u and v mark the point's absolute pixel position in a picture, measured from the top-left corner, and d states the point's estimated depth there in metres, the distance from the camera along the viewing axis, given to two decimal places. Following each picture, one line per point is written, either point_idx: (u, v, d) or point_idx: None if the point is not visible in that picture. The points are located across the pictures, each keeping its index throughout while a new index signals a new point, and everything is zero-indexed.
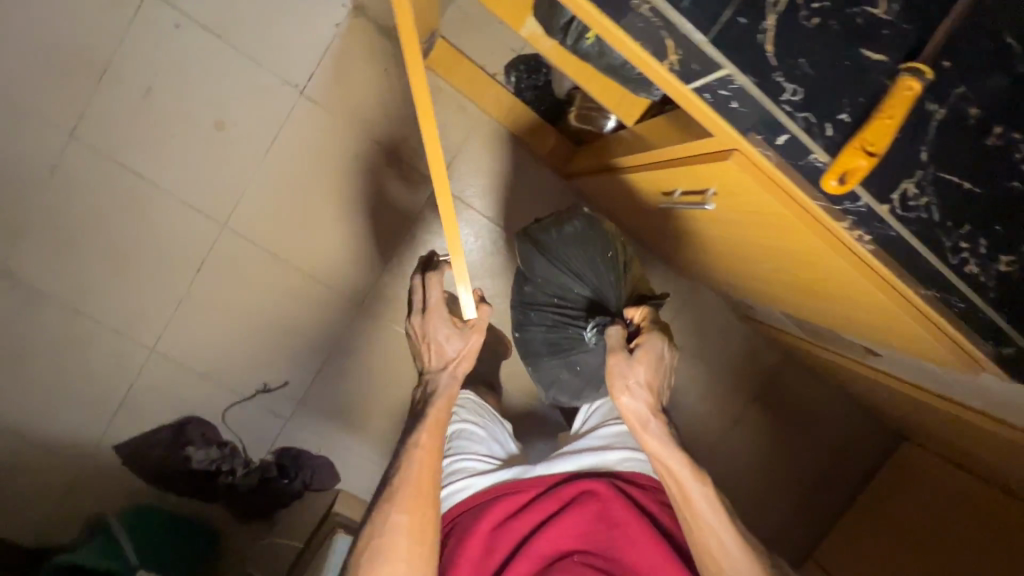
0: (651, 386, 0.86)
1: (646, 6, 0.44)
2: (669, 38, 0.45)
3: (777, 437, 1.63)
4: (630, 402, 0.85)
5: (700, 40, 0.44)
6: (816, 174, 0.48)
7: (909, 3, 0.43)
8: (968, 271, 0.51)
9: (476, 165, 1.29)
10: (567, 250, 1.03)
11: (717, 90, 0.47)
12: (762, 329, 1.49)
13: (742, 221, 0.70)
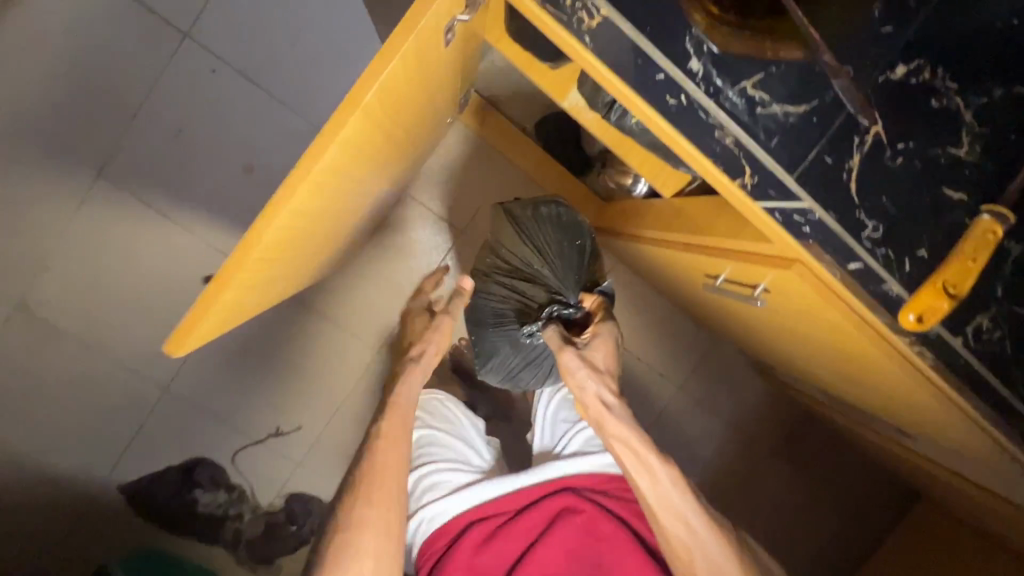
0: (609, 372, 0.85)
1: (727, 138, 0.50)
2: (747, 164, 0.50)
3: (792, 496, 1.59)
4: (592, 387, 0.82)
5: (785, 175, 0.49)
6: (890, 304, 0.49)
7: (989, 147, 0.49)
8: None
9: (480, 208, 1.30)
10: (542, 231, 1.02)
11: (791, 214, 0.50)
12: (780, 388, 1.47)
13: (794, 317, 0.69)
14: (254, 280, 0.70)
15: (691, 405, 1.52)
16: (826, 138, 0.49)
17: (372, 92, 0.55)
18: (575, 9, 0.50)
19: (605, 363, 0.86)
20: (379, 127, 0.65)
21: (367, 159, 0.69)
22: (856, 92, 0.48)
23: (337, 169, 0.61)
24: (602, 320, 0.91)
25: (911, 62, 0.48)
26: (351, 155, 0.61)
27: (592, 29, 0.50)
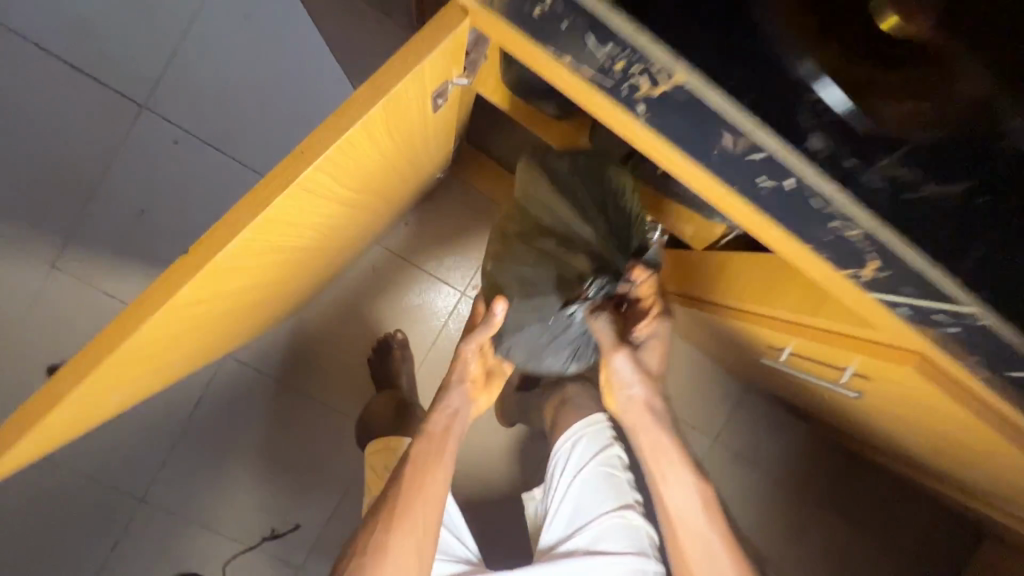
0: (655, 377, 0.74)
1: (857, 232, 0.37)
2: (875, 258, 0.39)
3: (853, 549, 1.43)
4: (634, 394, 0.72)
5: (950, 279, 0.37)
6: None
7: None
8: None
9: (472, 245, 1.17)
10: (575, 185, 0.75)
11: (935, 315, 0.41)
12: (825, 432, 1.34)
13: (894, 406, 0.59)
14: (147, 360, 0.57)
15: (728, 456, 1.38)
16: (992, 223, 0.36)
17: (304, 171, 0.41)
18: (627, 74, 0.36)
19: (651, 365, 0.74)
20: (332, 204, 0.52)
21: (310, 237, 0.57)
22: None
23: (254, 256, 0.49)
24: (655, 308, 0.75)
25: None
26: (282, 237, 0.50)
27: (653, 98, 0.37)
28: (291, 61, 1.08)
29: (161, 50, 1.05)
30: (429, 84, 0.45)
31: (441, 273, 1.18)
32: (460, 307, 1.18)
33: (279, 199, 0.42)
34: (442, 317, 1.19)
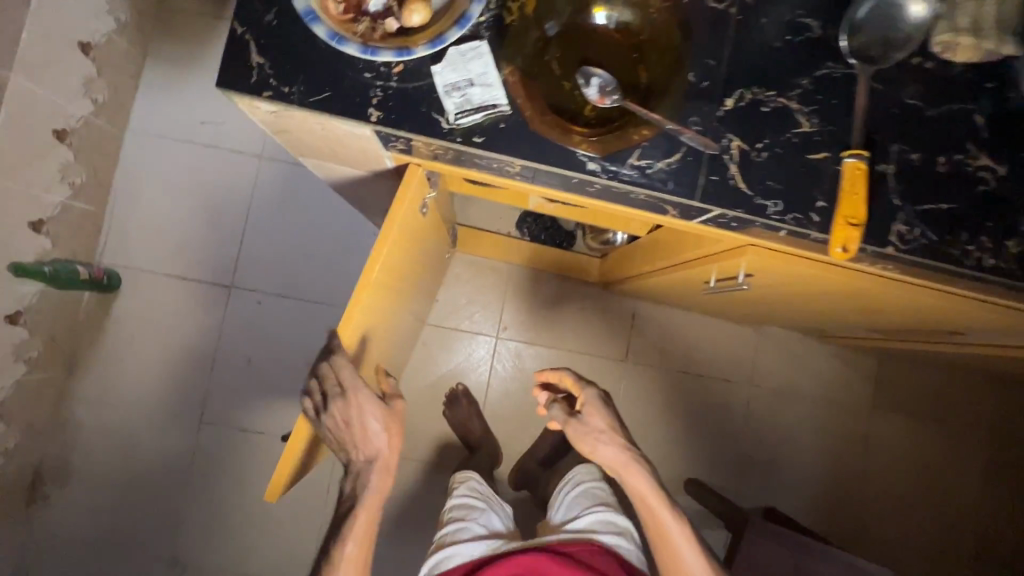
0: (613, 430, 0.90)
1: (642, 196, 0.57)
2: (674, 210, 0.59)
3: (922, 437, 1.53)
4: (604, 450, 0.87)
5: (700, 203, 0.57)
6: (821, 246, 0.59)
7: (907, 87, 0.58)
8: (989, 264, 0.59)
9: (482, 292, 1.48)
10: None
11: (722, 220, 0.60)
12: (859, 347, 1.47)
13: (770, 286, 0.83)
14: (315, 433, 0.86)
15: (781, 396, 1.53)
16: (727, 171, 0.57)
17: (375, 275, 0.70)
18: (490, 164, 0.58)
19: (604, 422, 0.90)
20: (389, 292, 0.82)
21: (390, 318, 0.90)
22: (721, 128, 0.57)
23: (360, 342, 0.77)
24: (583, 388, 0.94)
25: (731, 93, 0.57)
26: (371, 323, 0.79)
27: (508, 170, 0.58)
28: (320, 218, 1.47)
29: (233, 245, 1.46)
30: (412, 210, 0.73)
31: (473, 327, 1.48)
32: (490, 342, 1.48)
33: (368, 296, 0.70)
34: (480, 355, 1.47)
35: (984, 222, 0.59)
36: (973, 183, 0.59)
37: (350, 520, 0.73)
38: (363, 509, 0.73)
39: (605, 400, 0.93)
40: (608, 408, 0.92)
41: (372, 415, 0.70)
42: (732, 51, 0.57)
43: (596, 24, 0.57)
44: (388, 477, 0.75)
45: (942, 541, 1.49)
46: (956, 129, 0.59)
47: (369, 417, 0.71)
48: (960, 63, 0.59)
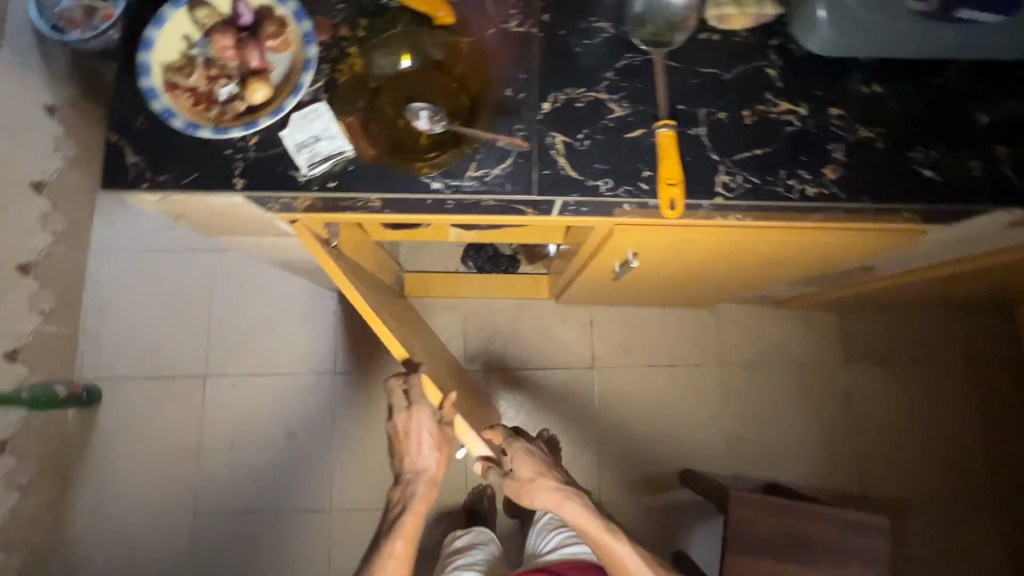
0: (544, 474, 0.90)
1: (490, 201, 0.64)
2: (525, 208, 0.66)
3: (900, 381, 1.54)
4: (540, 497, 0.88)
5: (541, 196, 0.63)
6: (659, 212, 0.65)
7: (700, 60, 0.66)
8: (812, 192, 0.65)
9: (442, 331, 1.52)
10: None
11: (571, 207, 0.66)
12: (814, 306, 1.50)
13: (664, 257, 0.87)
14: None
15: (755, 370, 1.54)
16: (557, 163, 0.64)
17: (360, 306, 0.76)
18: (352, 204, 0.65)
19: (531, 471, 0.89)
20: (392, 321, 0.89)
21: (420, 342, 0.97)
22: (544, 128, 0.64)
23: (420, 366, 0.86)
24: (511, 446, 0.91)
25: (547, 97, 0.65)
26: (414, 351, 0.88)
27: (370, 206, 0.65)
28: (278, 294, 1.54)
29: (201, 336, 1.53)
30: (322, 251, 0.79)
31: None
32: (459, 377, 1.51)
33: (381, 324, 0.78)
34: None
35: (798, 157, 0.65)
36: (779, 126, 0.65)
37: (402, 522, 0.87)
38: (411, 515, 0.88)
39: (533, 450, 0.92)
40: (535, 458, 0.91)
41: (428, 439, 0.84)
42: (540, 62, 0.66)
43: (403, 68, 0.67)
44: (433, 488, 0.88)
45: (947, 479, 1.47)
46: (753, 84, 0.66)
47: (424, 432, 0.83)
48: (741, 30, 0.67)
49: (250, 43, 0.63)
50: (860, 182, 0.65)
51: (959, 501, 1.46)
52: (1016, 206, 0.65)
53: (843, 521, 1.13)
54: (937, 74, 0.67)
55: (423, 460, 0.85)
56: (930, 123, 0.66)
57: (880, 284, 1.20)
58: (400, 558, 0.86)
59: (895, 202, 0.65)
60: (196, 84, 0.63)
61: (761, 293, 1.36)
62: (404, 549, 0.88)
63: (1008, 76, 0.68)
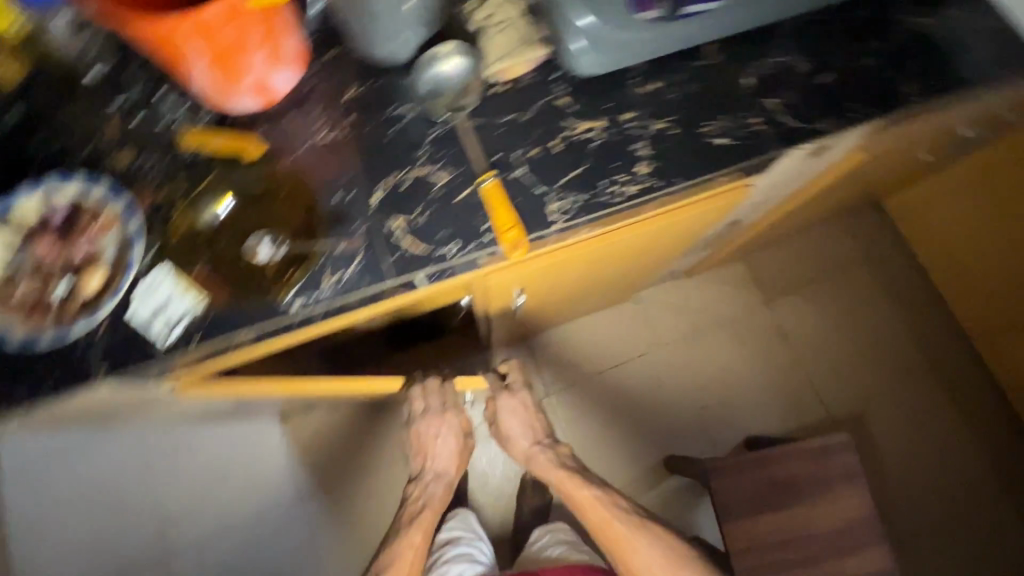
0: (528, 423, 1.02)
1: (356, 300, 0.66)
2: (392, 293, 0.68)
3: (816, 299, 1.66)
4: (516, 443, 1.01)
5: (400, 278, 0.67)
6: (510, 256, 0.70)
7: (498, 110, 0.73)
8: (635, 190, 0.71)
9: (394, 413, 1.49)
10: None
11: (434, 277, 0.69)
12: (720, 263, 1.60)
13: (548, 281, 0.92)
14: None
15: (693, 338, 1.62)
16: (405, 243, 0.68)
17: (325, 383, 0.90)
18: (224, 351, 0.65)
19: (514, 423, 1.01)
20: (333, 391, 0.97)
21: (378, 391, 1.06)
22: (382, 217, 0.68)
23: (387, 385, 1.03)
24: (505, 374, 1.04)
25: (375, 189, 0.70)
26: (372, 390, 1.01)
27: (243, 347, 0.65)
28: (217, 441, 1.47)
29: (149, 515, 1.43)
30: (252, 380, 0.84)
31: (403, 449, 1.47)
32: None
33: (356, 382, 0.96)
34: None
35: (612, 165, 0.72)
36: (586, 144, 0.72)
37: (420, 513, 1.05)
38: (429, 508, 1.07)
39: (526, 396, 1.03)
40: (523, 404, 1.02)
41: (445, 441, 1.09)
42: (359, 161, 0.70)
43: (222, 210, 0.67)
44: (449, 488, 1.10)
45: (886, 371, 1.60)
46: (552, 116, 0.73)
47: (445, 433, 1.09)
48: (525, 73, 0.74)
49: (71, 237, 0.64)
50: (670, 166, 0.72)
51: (904, 387, 1.59)
52: (801, 144, 0.74)
53: (810, 453, 1.19)
54: (699, 57, 0.77)
55: (444, 464, 1.10)
56: (708, 99, 0.75)
57: (757, 229, 1.31)
58: (419, 545, 1.02)
59: (705, 174, 0.72)
60: (24, 294, 0.62)
61: (666, 272, 1.44)
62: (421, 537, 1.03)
63: (755, 40, 0.78)
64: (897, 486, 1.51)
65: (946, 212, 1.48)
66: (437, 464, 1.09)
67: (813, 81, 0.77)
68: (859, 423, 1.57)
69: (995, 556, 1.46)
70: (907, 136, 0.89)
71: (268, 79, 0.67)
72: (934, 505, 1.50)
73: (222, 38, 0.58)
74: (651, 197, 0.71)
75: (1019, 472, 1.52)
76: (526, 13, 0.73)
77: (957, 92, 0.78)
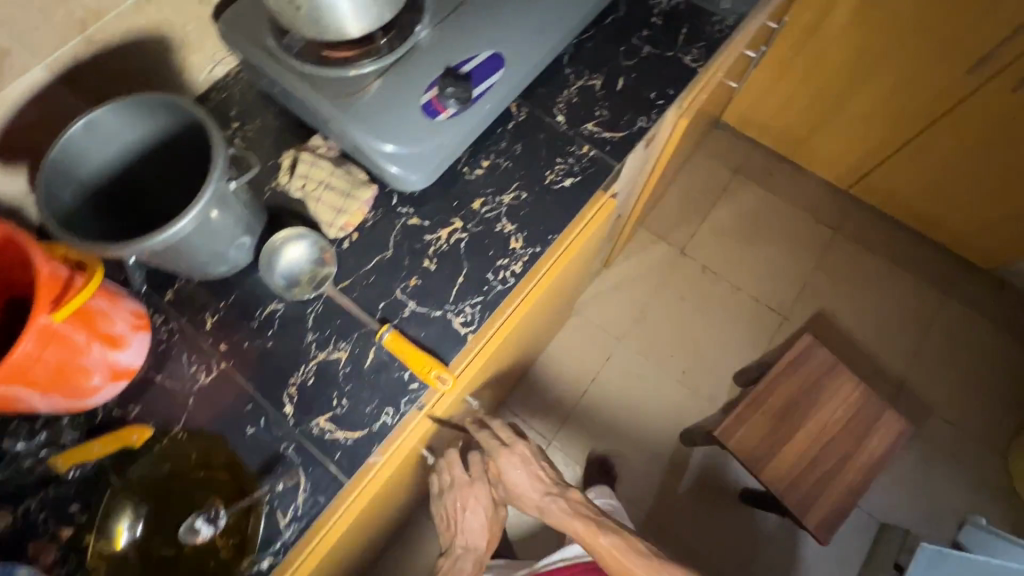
0: (538, 478, 0.86)
1: (319, 521, 0.62)
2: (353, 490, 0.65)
3: (719, 227, 1.77)
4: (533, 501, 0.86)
5: (352, 474, 0.63)
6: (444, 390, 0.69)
7: (361, 262, 0.72)
8: (520, 263, 0.72)
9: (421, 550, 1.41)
10: None
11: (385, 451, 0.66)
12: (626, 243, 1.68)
13: (492, 370, 0.91)
14: None
15: (641, 317, 1.68)
16: (339, 438, 0.64)
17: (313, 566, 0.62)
18: None
19: (522, 479, 0.86)
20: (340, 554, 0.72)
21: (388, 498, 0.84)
22: (304, 424, 0.65)
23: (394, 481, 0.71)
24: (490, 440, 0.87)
25: (283, 401, 0.66)
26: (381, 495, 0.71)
27: None
28: None
29: None
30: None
31: None
32: None
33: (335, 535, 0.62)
34: None
35: (489, 253, 0.72)
36: (455, 248, 0.72)
37: None
38: None
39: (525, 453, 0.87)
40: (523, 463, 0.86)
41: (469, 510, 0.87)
42: (254, 383, 0.66)
43: (129, 529, 0.58)
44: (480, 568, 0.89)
45: (805, 254, 1.73)
46: (413, 240, 0.73)
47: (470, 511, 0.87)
48: (367, 216, 0.73)
49: None
50: (539, 227, 0.74)
51: (825, 259, 1.72)
52: (634, 147, 0.78)
53: (784, 369, 1.25)
54: (510, 119, 0.80)
55: (475, 538, 0.89)
56: (538, 151, 0.78)
57: (638, 204, 1.38)
58: None
59: (572, 217, 0.75)
60: None
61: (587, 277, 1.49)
62: None
63: (548, 80, 0.82)
64: (868, 343, 1.63)
65: (776, 101, 1.63)
66: (470, 542, 0.88)
67: (613, 90, 0.82)
68: (810, 309, 1.67)
69: (969, 354, 1.60)
70: (709, 85, 0.97)
71: (116, 364, 0.61)
72: (903, 341, 1.63)
73: (42, 369, 0.52)
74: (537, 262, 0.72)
75: (943, 277, 1.69)
76: (337, 164, 0.72)
77: (725, 40, 0.86)
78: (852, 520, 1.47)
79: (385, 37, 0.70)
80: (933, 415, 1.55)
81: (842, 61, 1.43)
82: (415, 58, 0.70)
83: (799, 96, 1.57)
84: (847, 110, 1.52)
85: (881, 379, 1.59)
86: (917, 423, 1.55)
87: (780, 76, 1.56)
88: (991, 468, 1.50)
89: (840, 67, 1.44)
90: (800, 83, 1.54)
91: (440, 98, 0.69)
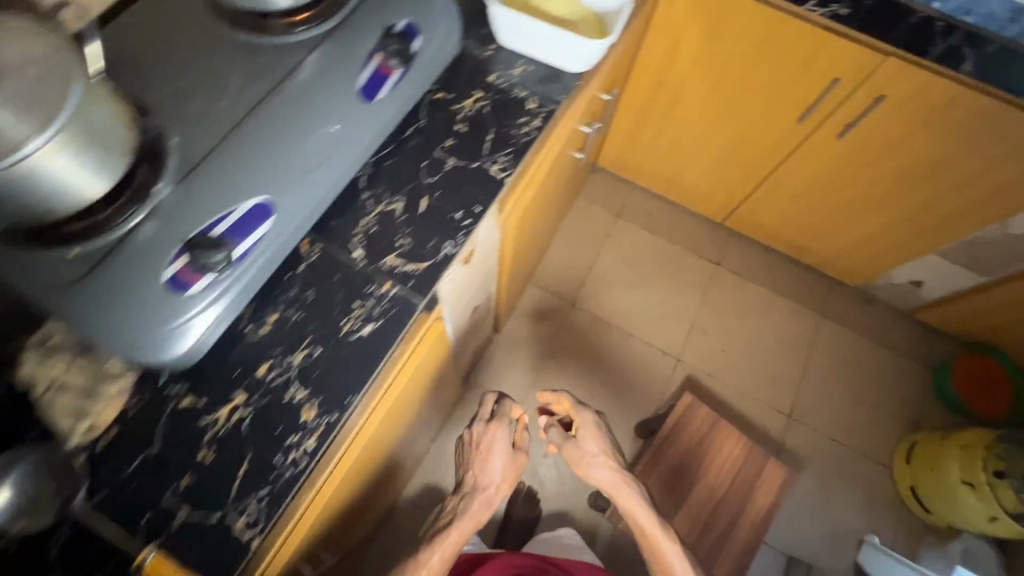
0: (606, 453, 1.04)
1: None
2: None
3: (607, 274, 1.77)
4: (599, 474, 1.02)
5: None
6: None
7: (118, 466, 0.60)
8: (312, 438, 0.63)
9: None
10: None
11: None
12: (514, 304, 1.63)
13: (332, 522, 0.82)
14: None
15: (539, 378, 1.64)
16: None
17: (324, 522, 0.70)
18: None
19: (596, 447, 1.04)
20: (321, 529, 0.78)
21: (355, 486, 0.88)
22: None
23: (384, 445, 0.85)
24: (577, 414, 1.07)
25: None
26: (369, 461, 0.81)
27: None
28: None
29: None
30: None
31: None
32: None
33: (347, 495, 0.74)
34: None
35: (276, 431, 0.63)
36: (235, 430, 0.63)
37: (448, 529, 0.96)
38: (456, 529, 0.96)
39: (601, 428, 1.06)
40: (599, 435, 1.04)
41: (500, 451, 1.02)
42: None
43: None
44: (486, 511, 1.00)
45: (690, 291, 1.76)
46: (183, 428, 0.63)
47: (496, 454, 1.02)
48: (127, 405, 0.63)
49: None
50: (335, 389, 0.65)
51: (709, 294, 1.76)
52: (439, 278, 0.72)
53: (670, 433, 1.26)
54: (300, 261, 0.71)
55: (494, 478, 1.02)
56: (332, 296, 0.70)
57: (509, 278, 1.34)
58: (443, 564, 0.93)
59: (372, 372, 0.67)
60: None
61: (470, 355, 1.42)
62: (438, 562, 0.94)
63: (342, 209, 0.75)
64: (758, 373, 1.67)
65: (641, 145, 1.65)
66: (492, 480, 1.01)
67: (415, 213, 0.75)
68: (701, 347, 1.70)
69: (847, 372, 1.68)
70: (535, 178, 0.93)
71: None
72: (788, 367, 1.68)
73: None
74: (332, 434, 0.64)
75: (817, 298, 1.77)
76: (78, 353, 0.61)
77: (534, 142, 0.83)
78: (761, 559, 1.48)
79: (114, 206, 0.60)
80: (822, 437, 1.61)
81: (689, 109, 1.45)
82: (154, 227, 0.61)
83: (659, 142, 1.60)
84: (703, 152, 1.56)
85: (773, 408, 1.64)
86: (808, 447, 1.60)
87: (639, 122, 1.57)
88: (879, 482, 1.57)
89: (689, 116, 1.47)
90: (658, 130, 1.57)
91: (190, 267, 0.60)
